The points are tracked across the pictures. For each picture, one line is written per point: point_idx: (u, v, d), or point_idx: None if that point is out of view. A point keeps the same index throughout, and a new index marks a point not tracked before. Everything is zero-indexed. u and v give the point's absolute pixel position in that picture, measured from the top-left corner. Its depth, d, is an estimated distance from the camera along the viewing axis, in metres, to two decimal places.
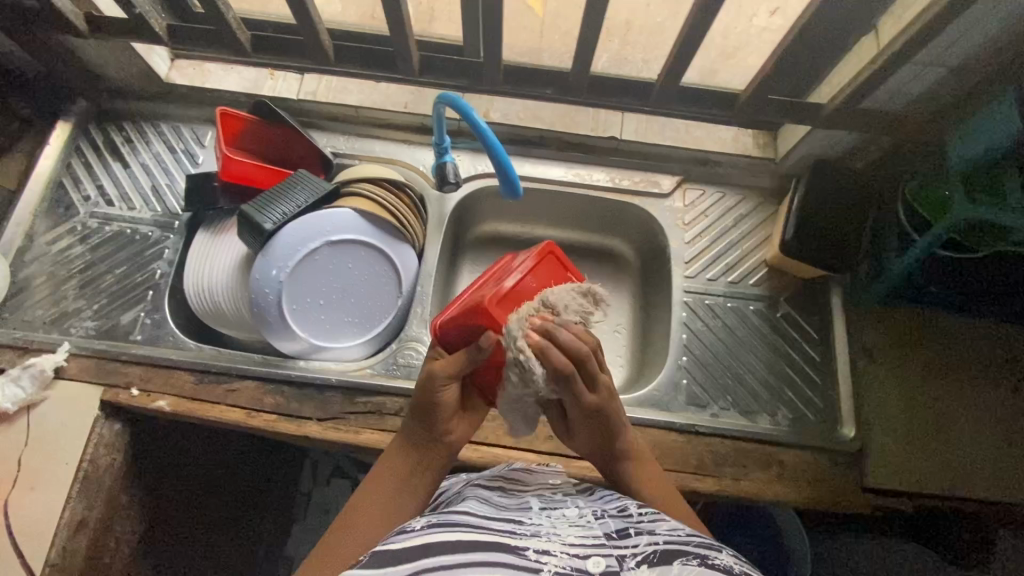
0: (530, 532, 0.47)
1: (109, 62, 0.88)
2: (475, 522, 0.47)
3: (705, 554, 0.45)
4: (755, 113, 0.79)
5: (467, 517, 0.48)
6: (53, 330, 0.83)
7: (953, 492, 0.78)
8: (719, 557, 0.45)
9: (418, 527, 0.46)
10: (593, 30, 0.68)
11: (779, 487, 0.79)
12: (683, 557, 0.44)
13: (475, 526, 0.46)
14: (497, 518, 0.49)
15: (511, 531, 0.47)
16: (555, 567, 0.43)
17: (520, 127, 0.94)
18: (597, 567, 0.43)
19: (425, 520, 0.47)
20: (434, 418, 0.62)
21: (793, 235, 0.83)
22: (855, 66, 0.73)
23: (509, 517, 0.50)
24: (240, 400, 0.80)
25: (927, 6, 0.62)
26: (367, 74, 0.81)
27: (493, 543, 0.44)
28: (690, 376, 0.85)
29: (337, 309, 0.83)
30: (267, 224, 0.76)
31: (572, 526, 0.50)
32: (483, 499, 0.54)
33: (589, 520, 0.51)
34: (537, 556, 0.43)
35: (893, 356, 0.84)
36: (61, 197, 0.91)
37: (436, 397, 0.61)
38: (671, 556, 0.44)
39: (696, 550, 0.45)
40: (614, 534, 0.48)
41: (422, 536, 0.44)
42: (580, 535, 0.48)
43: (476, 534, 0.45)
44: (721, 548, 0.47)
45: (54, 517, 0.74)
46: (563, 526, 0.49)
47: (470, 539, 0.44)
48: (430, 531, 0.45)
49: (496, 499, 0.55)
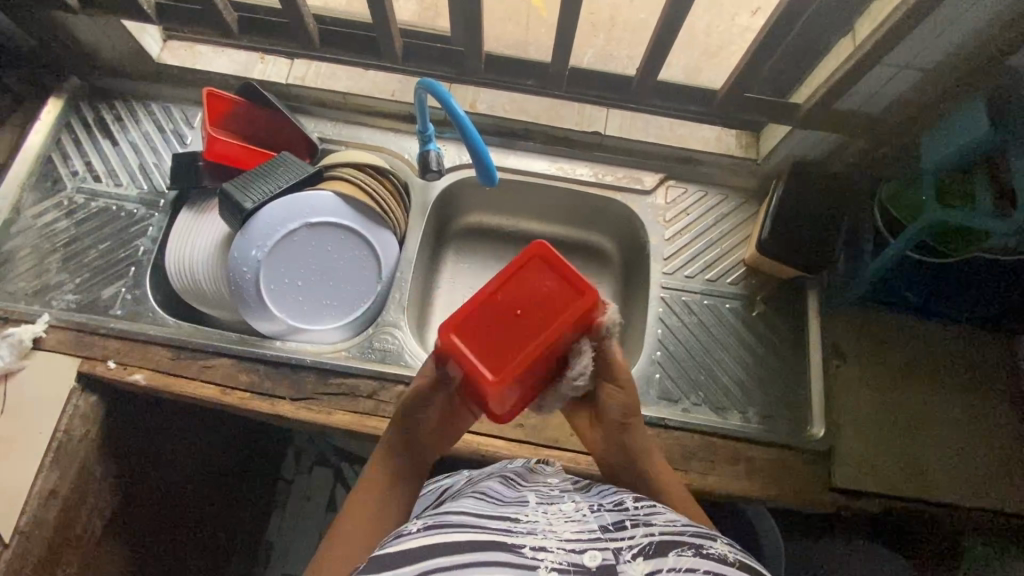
0: (527, 529, 0.48)
1: (100, 40, 0.89)
2: (469, 522, 0.47)
3: (700, 544, 0.46)
4: (735, 111, 0.80)
5: (462, 517, 0.48)
6: (35, 302, 0.84)
7: (917, 495, 0.78)
8: (714, 546, 0.46)
9: (415, 530, 0.47)
10: (570, 22, 0.69)
11: (746, 483, 0.79)
12: (678, 548, 0.45)
13: (471, 526, 0.47)
14: (493, 516, 0.50)
15: (508, 529, 0.47)
16: (552, 563, 0.43)
17: (506, 120, 0.95)
18: (594, 561, 0.44)
19: (422, 523, 0.48)
20: (417, 429, 0.66)
21: (769, 234, 0.84)
22: (831, 67, 0.74)
23: (505, 514, 0.50)
24: (215, 377, 0.80)
25: (900, 6, 0.62)
26: (352, 59, 0.82)
27: (491, 541, 0.45)
28: (663, 370, 0.86)
29: (315, 291, 0.84)
30: (247, 204, 0.77)
31: (567, 520, 0.50)
32: (480, 497, 0.55)
33: (584, 513, 0.52)
34: (534, 553, 0.44)
35: (864, 358, 0.85)
36: (48, 172, 0.92)
37: (415, 416, 0.66)
38: (666, 548, 0.45)
39: (693, 540, 0.46)
40: (610, 527, 0.49)
41: (420, 538, 0.46)
42: (577, 529, 0.48)
43: (471, 534, 0.46)
44: (717, 537, 0.47)
45: (26, 485, 0.75)
46: (559, 522, 0.49)
47: (467, 539, 0.45)
48: (429, 534, 0.46)
49: (493, 496, 0.55)
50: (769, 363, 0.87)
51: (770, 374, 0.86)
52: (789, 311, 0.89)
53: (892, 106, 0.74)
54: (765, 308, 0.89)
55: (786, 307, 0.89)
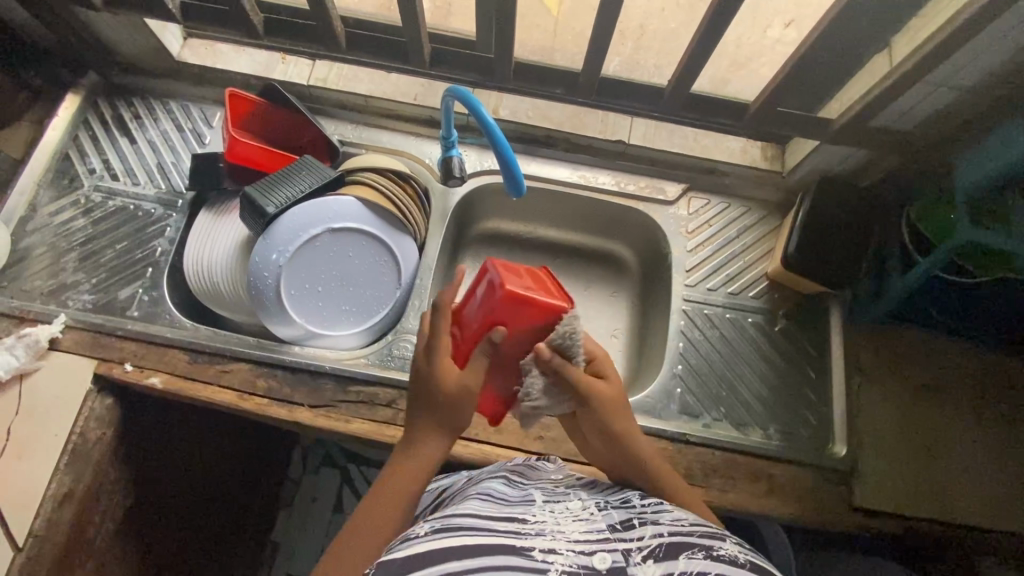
0: (536, 530, 0.47)
1: (121, 36, 0.88)
2: (477, 522, 0.47)
3: (709, 545, 0.46)
4: (768, 125, 0.78)
5: (470, 518, 0.48)
6: (52, 301, 0.83)
7: (938, 516, 0.78)
8: (723, 548, 0.46)
9: (422, 533, 0.47)
10: (606, 32, 0.68)
11: (766, 500, 0.78)
12: (689, 550, 0.45)
13: (479, 527, 0.47)
14: (500, 516, 0.49)
15: (517, 530, 0.47)
16: (562, 567, 0.43)
17: (528, 126, 0.94)
18: (604, 564, 0.44)
19: (429, 525, 0.48)
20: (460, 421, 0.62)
21: (796, 249, 0.83)
22: (868, 83, 0.73)
23: (513, 513, 0.50)
24: (233, 382, 0.79)
25: (949, 21, 0.60)
26: (380, 64, 0.81)
27: (501, 543, 0.45)
28: (684, 385, 0.85)
29: (335, 297, 0.83)
30: (269, 208, 0.76)
31: (574, 519, 0.50)
32: (486, 494, 0.55)
33: (591, 512, 0.52)
34: (544, 556, 0.44)
35: (887, 375, 0.84)
36: (66, 168, 0.91)
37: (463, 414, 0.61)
38: (676, 551, 0.45)
39: (701, 541, 0.46)
40: (618, 526, 0.49)
41: (426, 543, 0.45)
42: (585, 529, 0.48)
43: (481, 536, 0.45)
44: (725, 538, 0.47)
45: (41, 488, 0.74)
46: (566, 521, 0.49)
47: (477, 540, 0.45)
48: (437, 537, 0.45)
49: (499, 493, 0.55)
50: (790, 379, 0.86)
51: (791, 390, 0.85)
52: (812, 326, 0.88)
53: (928, 123, 0.73)
54: (788, 324, 0.88)
55: (809, 323, 0.88)
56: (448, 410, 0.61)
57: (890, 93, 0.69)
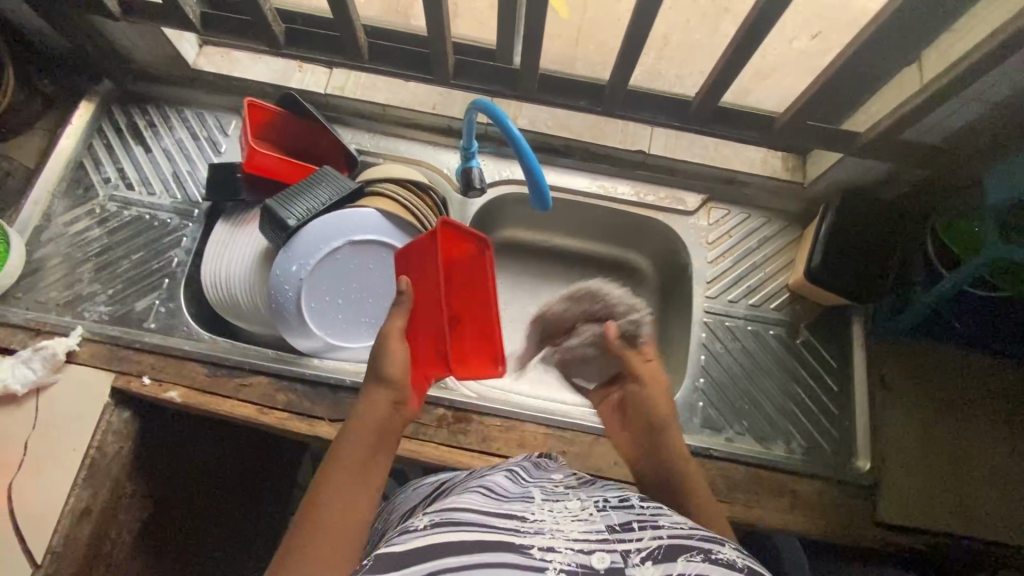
0: (534, 528, 0.45)
1: (137, 44, 0.86)
2: (474, 517, 0.45)
3: (709, 548, 0.43)
4: (793, 137, 0.77)
5: (467, 512, 0.46)
6: (68, 313, 0.82)
7: (965, 532, 0.77)
8: (724, 551, 0.43)
9: (419, 527, 0.45)
10: (637, 44, 0.67)
11: (791, 516, 0.78)
12: (687, 552, 0.42)
13: (475, 522, 0.45)
14: (497, 512, 0.47)
15: (515, 527, 0.45)
16: (560, 565, 0.41)
17: (547, 135, 0.93)
18: (603, 564, 0.41)
19: (426, 518, 0.46)
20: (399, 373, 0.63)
21: (820, 262, 0.83)
22: (897, 97, 0.72)
23: (510, 509, 0.48)
24: (252, 396, 0.79)
25: (985, 39, 0.60)
26: (402, 75, 0.81)
27: (497, 541, 0.43)
28: (706, 399, 0.85)
29: (355, 309, 0.82)
30: (290, 220, 0.75)
31: (573, 520, 0.48)
32: (484, 490, 0.53)
33: (590, 512, 0.50)
34: (542, 554, 0.42)
35: (910, 389, 0.83)
36: (80, 177, 0.90)
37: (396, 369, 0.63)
38: (675, 552, 0.42)
39: (701, 544, 0.43)
40: (617, 527, 0.47)
41: (425, 536, 0.43)
42: (584, 530, 0.46)
43: (476, 531, 0.43)
44: (725, 543, 0.45)
45: (58, 504, 0.73)
46: (565, 521, 0.47)
47: (473, 537, 0.43)
48: (436, 531, 0.43)
49: (497, 490, 0.53)
50: (812, 392, 0.85)
51: (813, 403, 0.85)
52: (834, 338, 0.88)
53: (958, 136, 0.72)
54: (809, 336, 0.88)
55: (830, 335, 0.88)
56: (372, 369, 0.64)
57: (922, 109, 0.68)
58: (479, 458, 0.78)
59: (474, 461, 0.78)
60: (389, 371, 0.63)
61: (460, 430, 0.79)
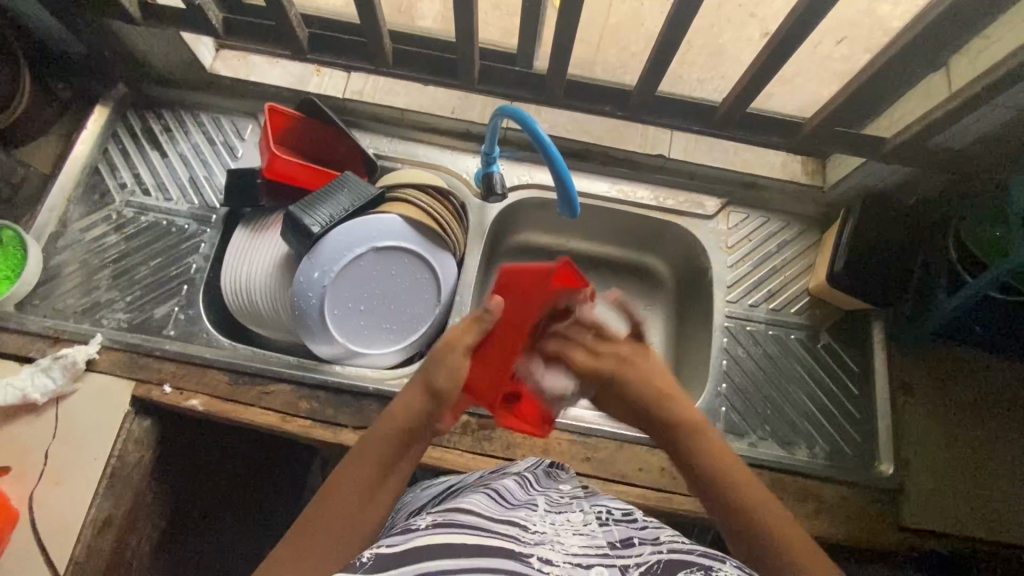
0: (536, 539, 0.46)
1: (155, 49, 0.85)
2: (478, 523, 0.45)
3: (709, 565, 0.44)
4: (817, 143, 0.77)
5: (470, 517, 0.46)
6: (86, 321, 0.81)
7: (988, 536, 0.77)
8: (724, 569, 0.44)
9: (423, 526, 0.44)
10: (667, 51, 0.67)
11: (815, 522, 0.78)
12: (686, 567, 0.44)
13: (478, 528, 0.45)
14: (501, 518, 0.48)
15: (517, 536, 0.46)
16: None
17: (567, 140, 0.93)
18: None
19: (431, 518, 0.46)
20: (446, 380, 0.60)
21: (843, 267, 0.82)
22: (922, 103, 0.72)
23: (514, 517, 0.49)
24: (275, 404, 0.78)
25: (1015, 47, 0.60)
26: (425, 80, 0.80)
27: (497, 548, 0.43)
28: (729, 404, 0.84)
29: (376, 315, 0.82)
30: (314, 227, 0.75)
31: (574, 533, 0.49)
32: (491, 494, 0.53)
33: (591, 527, 0.51)
34: (541, 565, 0.42)
35: (933, 392, 0.84)
36: (97, 183, 0.89)
37: (445, 378, 0.60)
38: (674, 568, 0.44)
39: (701, 560, 0.45)
40: (618, 542, 0.48)
41: (429, 535, 0.43)
42: (583, 544, 0.47)
43: (481, 537, 0.44)
44: (726, 559, 0.45)
45: (80, 515, 0.72)
46: (566, 535, 0.48)
47: (473, 543, 0.43)
48: (440, 532, 0.43)
49: (504, 495, 0.54)
50: (835, 397, 0.85)
51: (836, 409, 0.85)
52: (855, 342, 0.87)
53: (982, 142, 0.72)
54: (830, 340, 0.88)
55: (851, 339, 0.88)
56: (424, 369, 0.62)
57: (952, 116, 0.68)
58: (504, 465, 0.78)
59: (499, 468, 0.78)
60: (440, 377, 0.60)
61: (485, 437, 0.79)
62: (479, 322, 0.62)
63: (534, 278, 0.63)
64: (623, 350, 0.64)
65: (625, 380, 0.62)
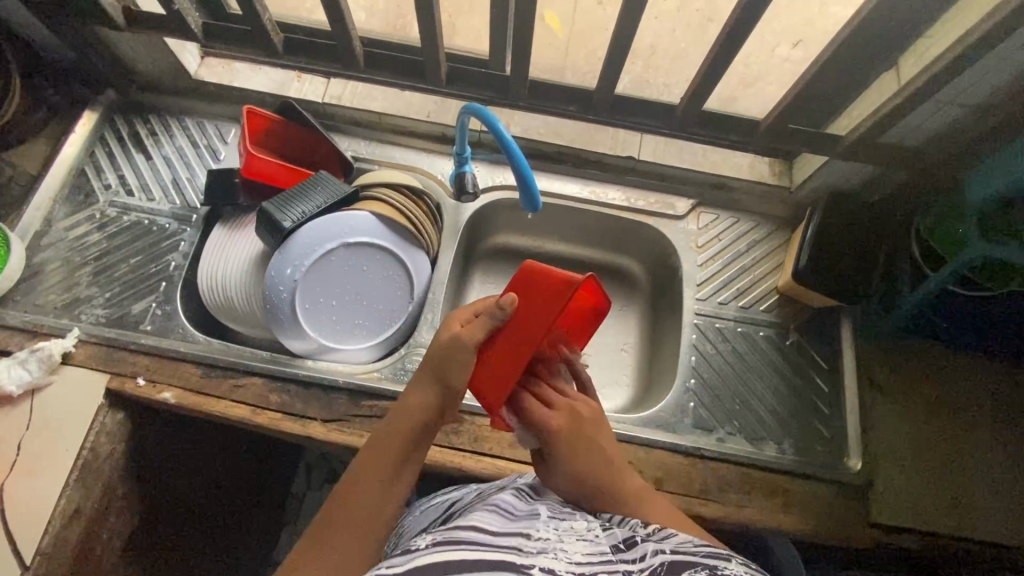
0: (538, 548, 0.45)
1: (142, 55, 0.89)
2: (480, 540, 0.45)
3: (713, 565, 0.43)
4: (775, 141, 0.80)
5: (471, 533, 0.46)
6: (65, 315, 0.83)
7: (958, 532, 0.76)
8: (728, 567, 0.42)
9: (424, 546, 0.44)
10: (621, 52, 0.70)
11: (783, 516, 0.78)
12: (691, 568, 0.42)
13: (479, 543, 0.44)
14: (502, 533, 0.47)
15: (519, 548, 0.45)
16: None
17: (539, 142, 0.95)
18: None
19: (431, 538, 0.45)
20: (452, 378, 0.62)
21: (806, 263, 0.84)
22: (875, 101, 0.75)
23: (515, 530, 0.48)
24: (246, 397, 0.79)
25: (950, 45, 0.63)
26: (397, 82, 0.84)
27: (498, 562, 0.42)
28: (697, 400, 0.85)
29: (348, 311, 0.83)
30: (286, 222, 0.77)
31: (578, 539, 0.48)
32: (492, 508, 0.53)
33: (596, 532, 0.50)
34: None
35: (901, 387, 0.84)
36: (82, 184, 0.92)
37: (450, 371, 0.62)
38: (679, 568, 0.42)
39: (705, 560, 0.43)
40: (622, 545, 0.47)
41: (430, 555, 0.43)
42: (587, 550, 0.46)
43: (483, 552, 0.43)
44: (732, 557, 0.44)
45: (50, 505, 0.73)
46: (570, 541, 0.48)
47: (475, 559, 0.42)
48: (441, 550, 0.43)
49: (504, 508, 0.53)
50: (804, 393, 0.86)
51: (805, 405, 0.85)
52: (824, 339, 0.88)
53: (935, 140, 0.74)
54: (799, 338, 0.89)
55: (820, 337, 0.89)
56: (433, 362, 0.63)
57: (899, 110, 0.70)
58: (470, 458, 0.78)
59: (465, 462, 0.78)
60: (450, 377, 0.62)
61: (451, 430, 0.79)
62: (491, 317, 0.63)
63: (557, 290, 0.64)
64: (579, 407, 0.64)
65: (579, 432, 0.61)
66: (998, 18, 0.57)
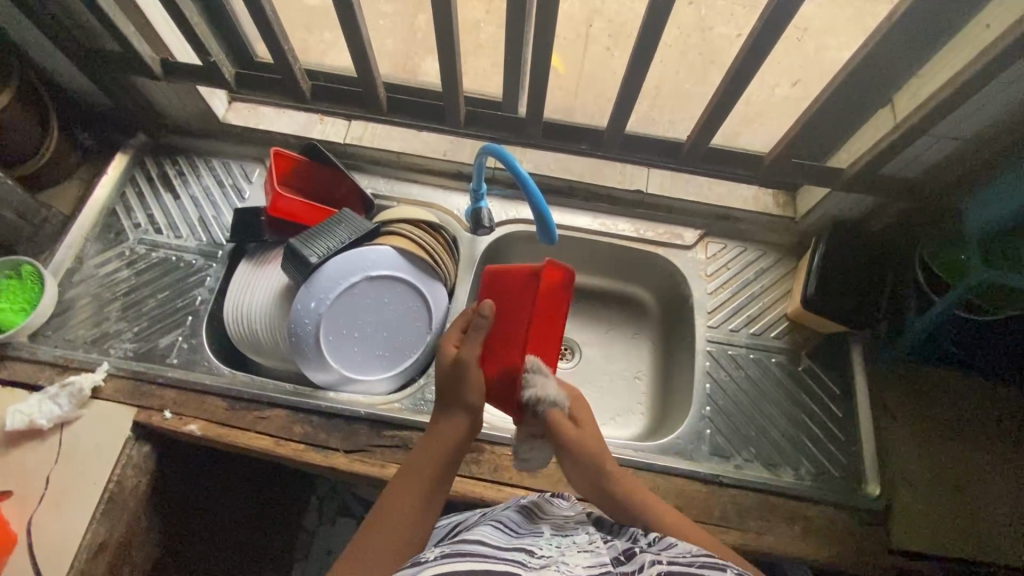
0: (542, 562, 0.46)
1: (174, 102, 0.95)
2: (485, 551, 0.46)
3: None
4: (778, 173, 0.84)
5: (476, 546, 0.47)
6: (94, 349, 0.85)
7: (978, 558, 0.76)
8: None
9: (432, 557, 0.46)
10: (631, 94, 0.75)
11: (803, 543, 0.78)
12: None
13: (483, 556, 0.46)
14: (508, 547, 0.48)
15: (523, 562, 0.46)
16: None
17: (551, 177, 0.99)
18: None
19: (439, 550, 0.47)
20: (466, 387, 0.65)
21: (815, 290, 0.86)
22: (872, 135, 0.78)
23: (519, 545, 0.49)
24: (269, 428, 0.81)
25: (941, 85, 0.67)
26: (416, 125, 0.88)
27: (502, 572, 0.43)
28: (713, 426, 0.86)
29: (370, 342, 0.86)
30: (312, 258, 0.80)
31: (581, 554, 0.49)
32: (497, 526, 0.54)
33: (598, 546, 0.51)
34: None
35: (911, 411, 0.85)
36: (113, 223, 0.95)
37: (467, 387, 0.65)
38: None
39: None
40: (622, 560, 0.47)
41: (436, 565, 0.44)
42: (588, 564, 0.47)
43: (486, 563, 0.44)
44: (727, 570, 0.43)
45: (77, 537, 0.74)
46: (572, 555, 0.48)
47: (480, 568, 0.43)
48: (447, 561, 0.44)
49: (508, 526, 0.55)
50: (818, 419, 0.87)
51: (819, 430, 0.86)
52: (836, 364, 0.90)
53: (933, 171, 0.77)
54: (811, 363, 0.90)
55: (832, 362, 0.90)
56: (450, 382, 0.66)
57: (897, 144, 0.74)
58: (492, 487, 0.79)
59: (487, 492, 0.79)
60: (467, 395, 0.65)
61: (471, 460, 0.81)
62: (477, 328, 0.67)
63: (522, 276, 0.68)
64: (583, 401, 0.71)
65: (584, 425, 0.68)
66: (985, 61, 0.61)
